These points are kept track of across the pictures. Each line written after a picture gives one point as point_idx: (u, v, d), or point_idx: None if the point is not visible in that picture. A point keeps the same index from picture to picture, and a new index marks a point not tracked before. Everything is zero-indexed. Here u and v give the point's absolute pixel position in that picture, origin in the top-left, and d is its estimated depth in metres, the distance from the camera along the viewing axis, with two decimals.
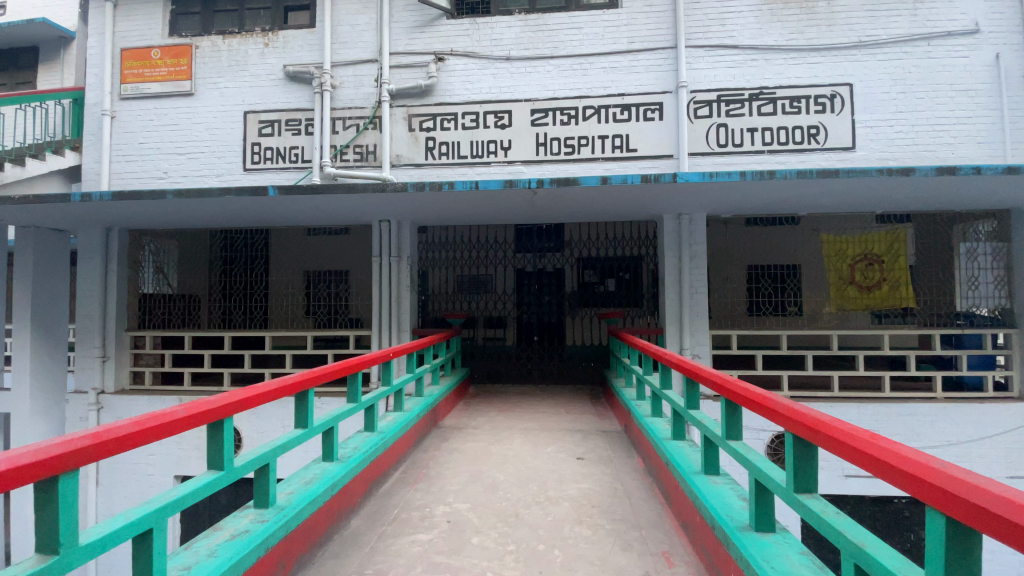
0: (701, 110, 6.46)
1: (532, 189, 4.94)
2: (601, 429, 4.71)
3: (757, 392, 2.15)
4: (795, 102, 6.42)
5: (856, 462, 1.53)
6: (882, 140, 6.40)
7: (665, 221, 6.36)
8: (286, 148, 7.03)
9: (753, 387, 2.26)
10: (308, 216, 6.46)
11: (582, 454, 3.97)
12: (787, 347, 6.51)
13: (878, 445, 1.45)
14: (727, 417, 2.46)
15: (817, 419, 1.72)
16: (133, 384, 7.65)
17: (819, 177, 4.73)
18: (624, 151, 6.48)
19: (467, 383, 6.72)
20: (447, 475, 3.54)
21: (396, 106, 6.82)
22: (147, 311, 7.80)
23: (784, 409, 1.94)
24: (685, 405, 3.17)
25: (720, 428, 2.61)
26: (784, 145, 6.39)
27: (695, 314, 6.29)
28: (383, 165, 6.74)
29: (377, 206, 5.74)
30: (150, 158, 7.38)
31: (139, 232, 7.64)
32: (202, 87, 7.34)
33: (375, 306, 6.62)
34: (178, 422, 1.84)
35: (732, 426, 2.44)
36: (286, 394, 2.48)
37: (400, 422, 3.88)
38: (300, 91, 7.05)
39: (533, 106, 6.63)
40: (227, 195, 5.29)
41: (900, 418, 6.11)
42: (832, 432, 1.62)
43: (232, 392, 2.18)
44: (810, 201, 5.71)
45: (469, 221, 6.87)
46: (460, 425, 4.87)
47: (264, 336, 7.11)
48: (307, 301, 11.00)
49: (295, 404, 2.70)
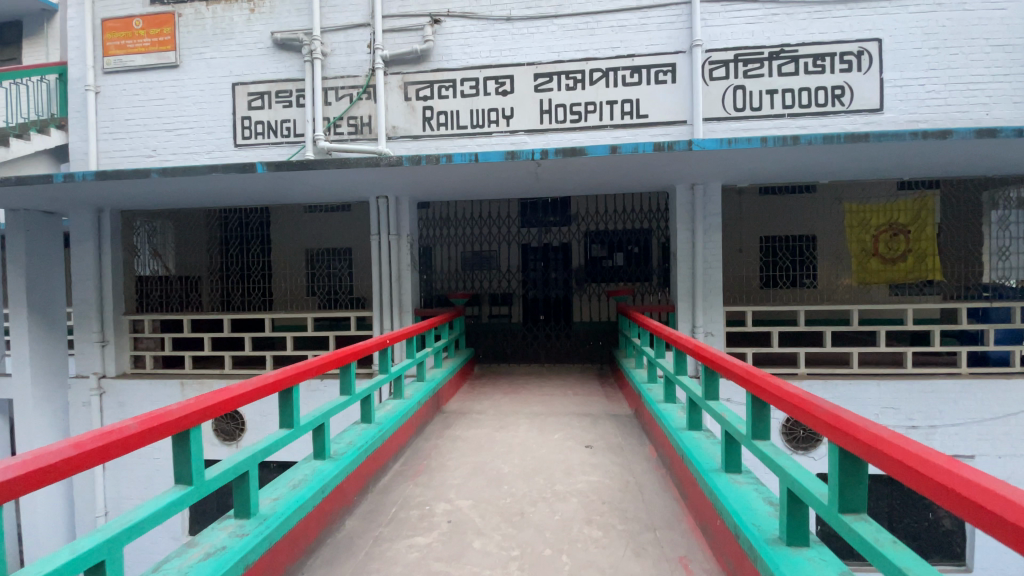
0: (716, 71, 6.01)
1: (535, 160, 4.59)
2: (610, 413, 4.51)
3: (796, 394, 1.88)
4: (819, 60, 5.96)
5: (920, 487, 1.29)
6: (911, 101, 5.95)
7: (678, 191, 6.01)
8: (277, 122, 6.69)
9: (788, 384, 2.03)
10: (302, 194, 6.18)
11: (591, 442, 3.78)
12: (805, 323, 6.21)
13: (949, 472, 1.21)
14: (753, 414, 2.23)
15: (874, 435, 1.46)
16: (135, 367, 7.55)
17: (847, 141, 4.34)
18: (634, 117, 6.09)
19: (471, 364, 6.54)
20: (450, 467, 3.36)
21: (391, 74, 6.43)
22: (144, 294, 7.63)
23: (830, 418, 1.68)
24: (703, 395, 2.92)
25: (744, 425, 2.38)
26: (806, 107, 5.96)
27: (709, 289, 6.01)
28: (378, 138, 6.40)
29: (373, 182, 5.44)
30: (138, 135, 7.09)
31: (131, 214, 7.42)
32: (187, 58, 6.98)
33: (377, 287, 6.37)
34: (130, 439, 1.61)
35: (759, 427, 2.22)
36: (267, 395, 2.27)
37: (399, 411, 3.68)
38: (289, 60, 6.66)
39: (536, 70, 6.21)
40: (214, 172, 4.99)
41: (922, 395, 5.87)
42: (897, 455, 1.35)
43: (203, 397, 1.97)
44: (834, 168, 5.32)
45: (470, 195, 6.57)
46: (464, 410, 4.69)
47: (263, 318, 6.92)
48: (309, 280, 10.80)
49: (280, 401, 2.50)
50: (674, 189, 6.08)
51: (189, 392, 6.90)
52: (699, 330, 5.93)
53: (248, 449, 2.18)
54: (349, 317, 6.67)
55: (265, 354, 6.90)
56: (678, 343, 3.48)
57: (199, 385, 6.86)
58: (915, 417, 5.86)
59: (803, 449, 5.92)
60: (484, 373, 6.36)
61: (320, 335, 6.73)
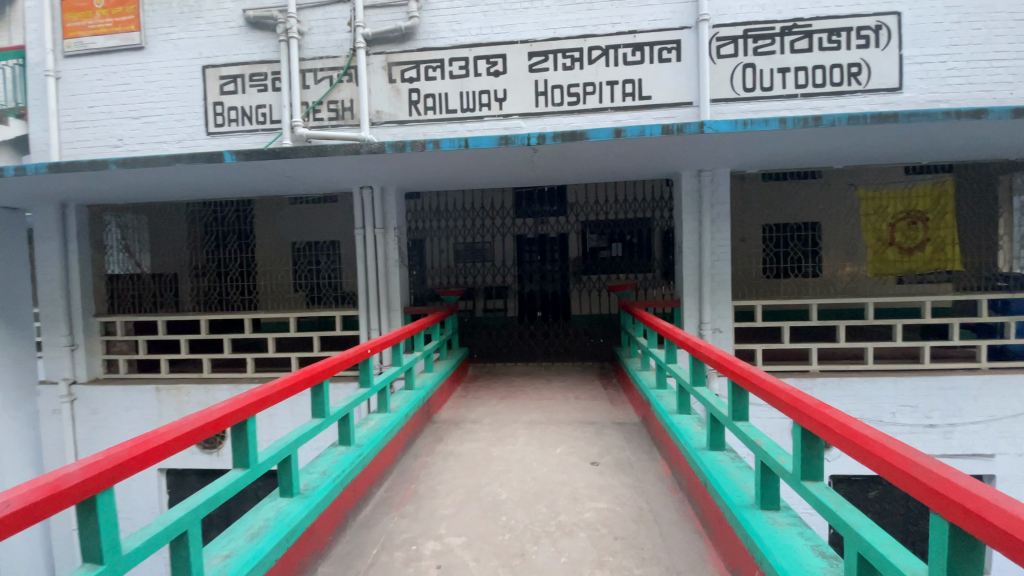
0: (724, 48, 5.59)
1: (532, 146, 4.17)
2: (616, 421, 4.16)
3: (873, 439, 1.61)
4: (834, 35, 5.55)
5: None
6: (931, 79, 5.56)
7: (683, 178, 5.60)
8: (252, 108, 6.20)
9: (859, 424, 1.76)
10: (281, 185, 5.74)
11: (597, 457, 3.42)
12: (818, 317, 5.86)
13: None
14: (804, 452, 1.97)
15: (1000, 511, 1.16)
16: (108, 372, 7.11)
17: (873, 122, 3.93)
18: (637, 99, 5.66)
19: (465, 364, 6.17)
20: (441, 492, 3.00)
21: (374, 54, 5.96)
22: (115, 293, 7.15)
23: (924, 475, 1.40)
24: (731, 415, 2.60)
25: (789, 457, 2.09)
26: (821, 87, 5.56)
27: (717, 283, 5.63)
28: (361, 124, 5.94)
29: (354, 171, 4.99)
30: (102, 123, 6.59)
31: (99, 208, 6.93)
32: (153, 39, 6.45)
33: (363, 285, 5.94)
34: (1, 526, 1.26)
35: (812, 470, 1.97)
36: (202, 436, 1.93)
37: (383, 428, 3.30)
38: (263, 40, 6.16)
39: (530, 49, 5.76)
40: (178, 162, 4.53)
41: (940, 392, 5.57)
42: None
43: (113, 451, 1.62)
44: (852, 152, 4.94)
45: (461, 184, 6.13)
46: (457, 419, 4.32)
47: (243, 319, 6.49)
48: (295, 276, 10.35)
49: (233, 442, 2.18)
50: (679, 176, 5.67)
51: (166, 399, 6.48)
52: (706, 326, 5.56)
53: (183, 506, 1.85)
54: (334, 316, 6.24)
55: (246, 357, 6.48)
56: (695, 350, 3.11)
57: (176, 391, 6.44)
58: (933, 414, 5.57)
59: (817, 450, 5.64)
60: (479, 374, 5.99)
61: (304, 336, 6.32)
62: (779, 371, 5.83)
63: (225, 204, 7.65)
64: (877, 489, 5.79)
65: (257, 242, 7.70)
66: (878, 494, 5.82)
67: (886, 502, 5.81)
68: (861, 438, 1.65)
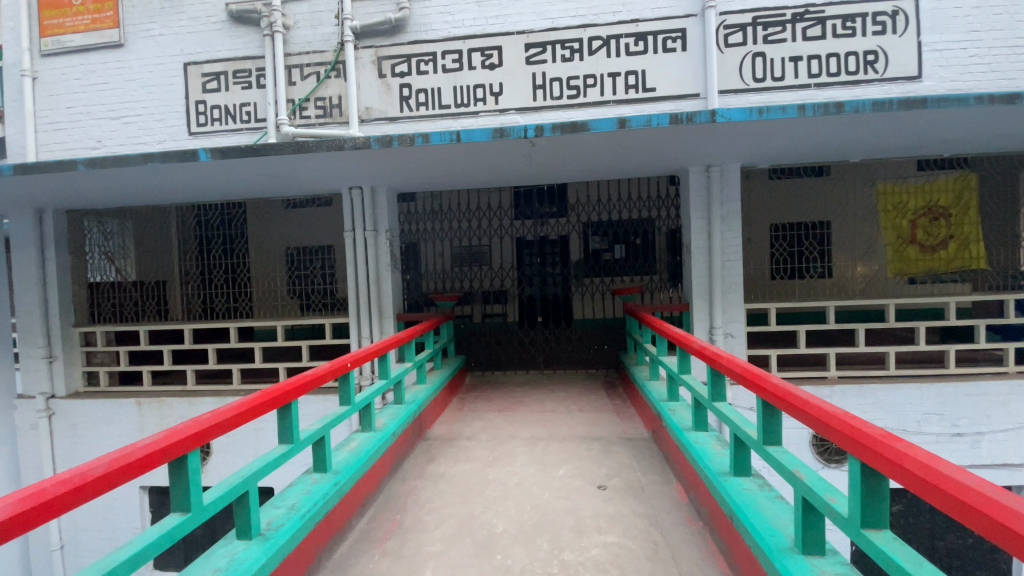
0: (733, 37, 5.28)
1: (529, 139, 3.85)
2: (623, 436, 3.82)
3: (968, 486, 1.21)
4: (849, 22, 5.23)
5: None
6: (952, 66, 5.23)
7: (691, 174, 5.30)
8: (236, 106, 5.91)
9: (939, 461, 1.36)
10: (265, 187, 5.43)
11: (604, 480, 3.09)
12: (835, 321, 5.51)
13: None
14: (861, 490, 1.58)
15: None
16: (88, 385, 6.78)
17: (901, 107, 3.60)
18: (640, 91, 5.35)
19: (462, 374, 5.83)
20: (429, 523, 2.67)
21: (363, 48, 5.66)
22: (95, 303, 6.83)
23: None
24: (758, 438, 2.25)
25: (838, 495, 1.72)
26: (835, 76, 5.24)
27: (729, 284, 5.30)
28: (349, 121, 5.63)
29: (341, 169, 4.67)
30: (80, 124, 6.30)
31: (79, 213, 6.64)
32: (133, 36, 6.17)
33: (354, 292, 5.60)
34: None
35: (873, 513, 1.57)
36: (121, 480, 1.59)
37: (366, 450, 2.98)
38: (248, 35, 5.87)
39: (527, 40, 5.46)
40: (149, 162, 4.22)
41: (968, 399, 5.22)
42: None
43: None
44: (872, 143, 4.61)
45: (455, 184, 5.81)
46: (451, 435, 3.99)
47: (229, 328, 6.17)
48: (289, 282, 10.03)
49: (170, 480, 1.84)
50: (686, 172, 5.37)
51: (148, 412, 6.15)
52: (717, 330, 5.23)
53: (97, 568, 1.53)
54: (323, 324, 5.91)
55: (231, 368, 6.15)
56: (714, 360, 2.75)
57: (159, 404, 6.12)
58: (961, 424, 5.21)
59: (837, 462, 5.29)
60: (477, 384, 5.66)
61: (291, 345, 5.99)
62: (795, 378, 5.49)
63: (213, 208, 7.36)
64: (902, 503, 5.44)
65: (246, 246, 7.35)
66: (901, 508, 5.46)
67: (911, 517, 5.45)
68: (950, 484, 1.25)
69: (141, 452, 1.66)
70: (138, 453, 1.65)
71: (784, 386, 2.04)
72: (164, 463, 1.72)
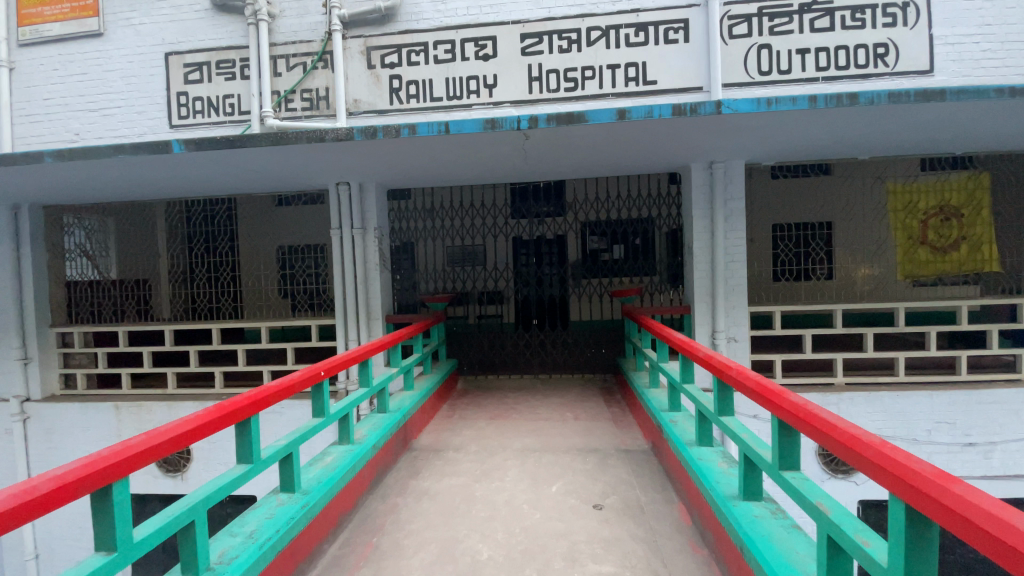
0: (737, 28, 5.05)
1: (522, 131, 3.62)
2: (620, 448, 3.59)
3: None
4: (858, 13, 5.00)
5: None
6: (966, 60, 5.01)
7: (693, 171, 5.07)
8: (218, 98, 5.66)
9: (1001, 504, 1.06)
10: (249, 182, 5.19)
11: (600, 498, 2.86)
12: (843, 325, 5.29)
13: None
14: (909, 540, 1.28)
15: None
16: (65, 388, 6.53)
17: (918, 99, 3.38)
18: (640, 84, 5.12)
19: (454, 378, 5.59)
20: (407, 548, 2.44)
21: (351, 38, 5.42)
22: (73, 302, 6.57)
23: None
24: (775, 461, 1.99)
25: (875, 541, 1.42)
26: (843, 70, 5.02)
27: (732, 286, 5.06)
28: (337, 114, 5.39)
29: (324, 163, 4.43)
30: (57, 116, 6.05)
31: (57, 209, 6.38)
32: (113, 24, 5.93)
33: (341, 292, 5.35)
34: None
35: (918, 564, 1.28)
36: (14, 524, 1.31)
37: (342, 466, 2.74)
38: (231, 24, 5.63)
39: (522, 30, 5.23)
40: (119, 154, 3.98)
41: (981, 407, 5.00)
42: None
43: None
44: (884, 139, 4.38)
45: (447, 180, 5.57)
46: (438, 446, 3.76)
47: (211, 329, 5.92)
48: (279, 282, 9.78)
49: (94, 518, 1.58)
50: (688, 169, 5.14)
51: (126, 416, 5.90)
52: (720, 335, 5.00)
53: None
54: (309, 325, 5.66)
55: (213, 371, 5.90)
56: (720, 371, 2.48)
57: (137, 408, 5.87)
58: (973, 433, 4.99)
59: (843, 472, 5.08)
60: (469, 388, 5.42)
61: (276, 347, 5.75)
62: (799, 384, 5.27)
63: (199, 204, 7.13)
64: None
65: (232, 242, 7.11)
66: None
67: None
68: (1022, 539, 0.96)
69: (46, 486, 1.38)
70: (39, 489, 1.38)
71: (804, 406, 1.75)
72: (77, 498, 1.45)
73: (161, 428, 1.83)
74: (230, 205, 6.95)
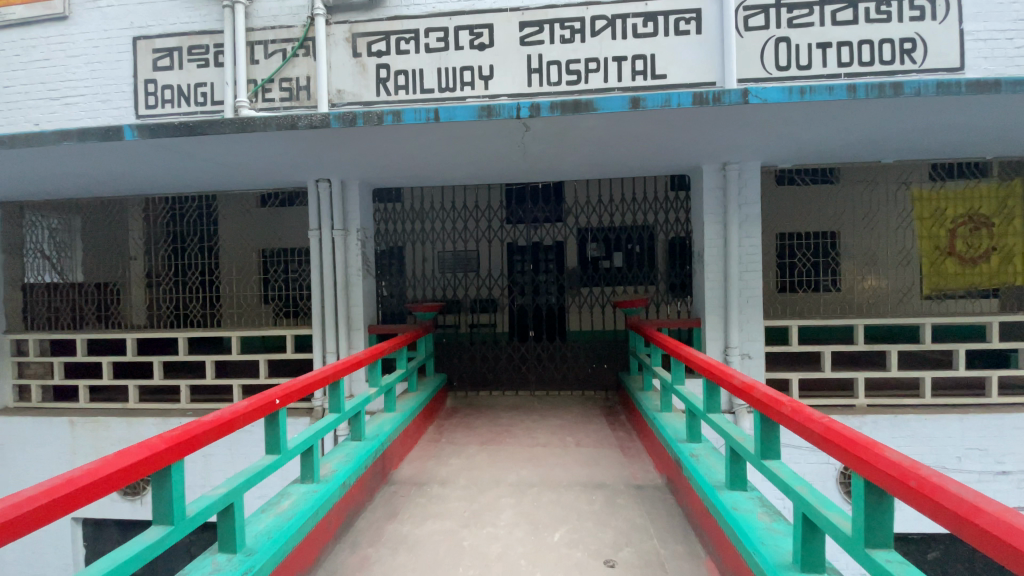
0: (753, 19, 4.68)
1: (522, 120, 3.19)
2: (630, 482, 3.15)
3: None
4: (884, 5, 4.64)
5: None
6: (998, 58, 4.67)
7: (705, 172, 4.67)
8: (190, 86, 5.19)
9: None
10: (221, 179, 4.73)
11: (612, 550, 2.42)
12: (865, 341, 4.87)
13: None
14: None
15: None
16: (19, 400, 5.97)
17: (969, 92, 3.02)
18: (649, 78, 4.73)
19: (443, 395, 5.11)
20: None
21: (335, 23, 4.99)
22: (28, 307, 6.04)
23: None
24: (849, 528, 1.55)
25: None
26: (867, 66, 4.66)
27: (748, 298, 4.62)
28: (318, 104, 4.94)
29: (300, 156, 3.97)
30: (16, 105, 5.56)
31: (14, 206, 5.87)
32: (77, 7, 5.46)
33: (319, 301, 4.86)
34: None
35: None
36: None
37: (302, 513, 2.27)
38: (206, 7, 5.19)
39: (521, 18, 4.82)
40: (65, 142, 3.50)
41: (1016, 432, 4.60)
42: None
43: None
44: (917, 138, 4.01)
45: (438, 179, 5.13)
46: (423, 477, 3.30)
47: (178, 338, 5.41)
48: (260, 288, 9.25)
49: None
50: (699, 171, 4.74)
51: (81, 433, 5.35)
52: (734, 351, 4.56)
53: None
54: (284, 336, 5.17)
55: (179, 384, 5.39)
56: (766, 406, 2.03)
57: (94, 424, 5.33)
58: (1007, 460, 4.59)
59: None
60: (459, 406, 4.94)
61: (249, 359, 5.25)
62: (818, 406, 4.83)
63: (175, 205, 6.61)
64: (938, 549, 4.79)
65: (209, 246, 6.56)
66: (939, 555, 4.81)
67: (949, 565, 4.80)
68: None
69: None
70: None
71: (915, 472, 1.32)
72: None
73: (20, 493, 1.31)
74: (208, 207, 6.41)
